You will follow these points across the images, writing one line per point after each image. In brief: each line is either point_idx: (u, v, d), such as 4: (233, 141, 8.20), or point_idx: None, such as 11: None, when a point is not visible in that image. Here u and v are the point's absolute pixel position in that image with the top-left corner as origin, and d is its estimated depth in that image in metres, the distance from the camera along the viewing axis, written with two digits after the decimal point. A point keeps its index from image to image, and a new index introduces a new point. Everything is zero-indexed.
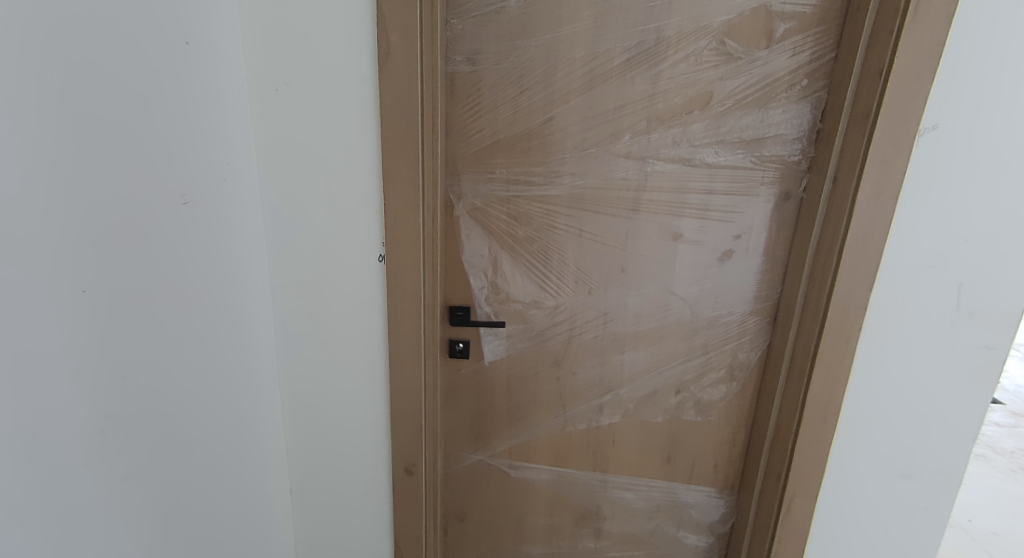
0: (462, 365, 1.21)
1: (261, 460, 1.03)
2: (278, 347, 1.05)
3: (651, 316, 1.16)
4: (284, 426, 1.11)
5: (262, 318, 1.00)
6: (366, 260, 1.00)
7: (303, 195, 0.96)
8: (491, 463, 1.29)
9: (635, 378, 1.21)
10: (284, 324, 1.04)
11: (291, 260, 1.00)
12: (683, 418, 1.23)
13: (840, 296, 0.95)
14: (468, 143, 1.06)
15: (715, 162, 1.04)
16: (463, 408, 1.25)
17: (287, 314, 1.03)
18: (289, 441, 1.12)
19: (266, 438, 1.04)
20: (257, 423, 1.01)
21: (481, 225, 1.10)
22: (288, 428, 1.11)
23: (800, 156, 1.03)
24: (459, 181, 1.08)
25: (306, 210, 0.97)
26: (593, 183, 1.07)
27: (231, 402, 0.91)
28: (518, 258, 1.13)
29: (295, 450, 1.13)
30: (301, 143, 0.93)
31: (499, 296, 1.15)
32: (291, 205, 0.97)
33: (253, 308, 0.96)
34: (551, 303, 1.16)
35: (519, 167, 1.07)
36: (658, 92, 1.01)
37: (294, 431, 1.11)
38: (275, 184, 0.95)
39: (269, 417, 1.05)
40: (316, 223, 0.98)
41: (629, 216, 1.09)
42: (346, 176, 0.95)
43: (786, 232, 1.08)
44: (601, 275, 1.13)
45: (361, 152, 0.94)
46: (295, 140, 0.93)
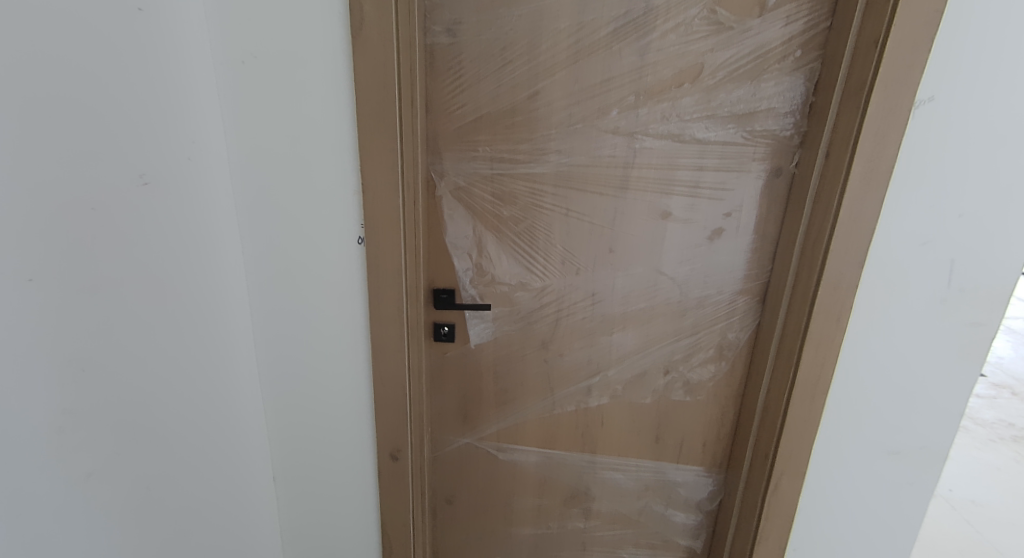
0: (448, 349, 1.19)
1: (241, 450, 1.01)
2: (256, 335, 1.02)
3: (639, 297, 1.14)
4: (266, 415, 1.08)
5: (237, 305, 0.96)
6: (345, 245, 0.96)
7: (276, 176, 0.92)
8: (480, 446, 1.28)
9: (623, 359, 1.20)
10: (261, 311, 1.01)
11: (265, 245, 0.96)
12: (671, 398, 1.23)
13: (832, 276, 0.93)
14: (448, 119, 1.02)
15: (706, 138, 1.01)
16: (450, 392, 1.23)
17: (264, 300, 1.00)
18: (272, 430, 1.10)
19: (246, 428, 1.02)
20: (234, 414, 0.98)
21: (464, 205, 1.07)
22: (271, 416, 1.09)
23: (792, 131, 1.00)
24: (441, 159, 1.04)
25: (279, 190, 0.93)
26: (580, 160, 1.03)
27: (208, 391, 0.89)
28: (504, 239, 1.09)
29: (279, 439, 1.11)
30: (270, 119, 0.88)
31: (484, 278, 1.12)
32: (263, 185, 0.92)
33: (226, 294, 0.93)
34: (538, 285, 1.13)
35: (504, 144, 1.03)
36: (647, 64, 0.97)
37: (278, 420, 1.09)
38: (245, 162, 0.91)
39: (248, 407, 1.02)
40: (290, 206, 0.94)
41: (616, 195, 1.06)
42: (321, 155, 0.91)
43: (777, 209, 1.06)
44: (589, 255, 1.11)
45: (336, 131, 0.89)
46: (263, 117, 0.88)
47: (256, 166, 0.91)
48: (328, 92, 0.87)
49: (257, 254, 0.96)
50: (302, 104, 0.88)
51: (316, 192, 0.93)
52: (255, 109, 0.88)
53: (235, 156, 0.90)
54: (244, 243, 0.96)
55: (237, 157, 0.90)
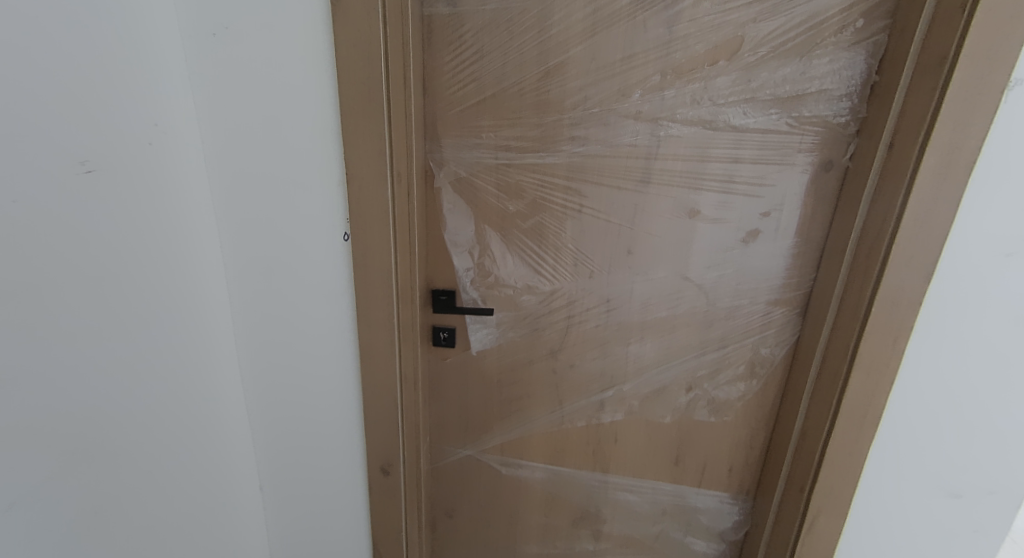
0: (447, 354, 1.09)
1: (222, 459, 0.93)
2: (237, 335, 0.94)
3: (660, 304, 1.02)
4: (250, 420, 1.01)
5: (214, 304, 0.88)
6: (329, 241, 0.87)
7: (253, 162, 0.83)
8: (482, 459, 1.19)
9: (641, 372, 1.08)
10: (242, 309, 0.93)
11: (245, 239, 0.87)
12: (694, 417, 1.10)
13: (890, 291, 0.78)
14: (446, 101, 0.91)
15: (743, 124, 0.87)
16: (450, 401, 1.14)
17: (245, 299, 0.92)
18: (258, 438, 1.02)
19: (227, 435, 0.94)
20: (212, 422, 0.90)
21: (465, 198, 0.96)
22: (256, 422, 1.01)
23: (848, 117, 0.84)
24: (440, 146, 0.93)
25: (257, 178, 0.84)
26: (596, 150, 0.91)
27: (174, 399, 0.81)
28: (509, 236, 0.98)
29: (265, 447, 1.03)
30: (245, 98, 0.79)
31: (487, 280, 1.01)
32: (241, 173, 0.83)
33: (200, 291, 0.85)
34: (546, 288, 1.02)
35: (510, 130, 0.91)
36: (675, 38, 0.83)
37: (263, 427, 1.01)
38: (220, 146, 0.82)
39: (228, 413, 0.95)
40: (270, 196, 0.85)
41: (637, 189, 0.93)
42: (300, 139, 0.81)
43: (825, 209, 0.91)
44: (604, 257, 0.99)
45: (317, 113, 0.80)
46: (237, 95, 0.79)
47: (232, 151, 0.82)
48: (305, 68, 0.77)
49: (235, 248, 0.88)
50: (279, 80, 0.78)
51: (297, 182, 0.84)
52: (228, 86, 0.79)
53: (210, 140, 0.82)
54: (222, 236, 0.87)
55: (213, 141, 0.82)
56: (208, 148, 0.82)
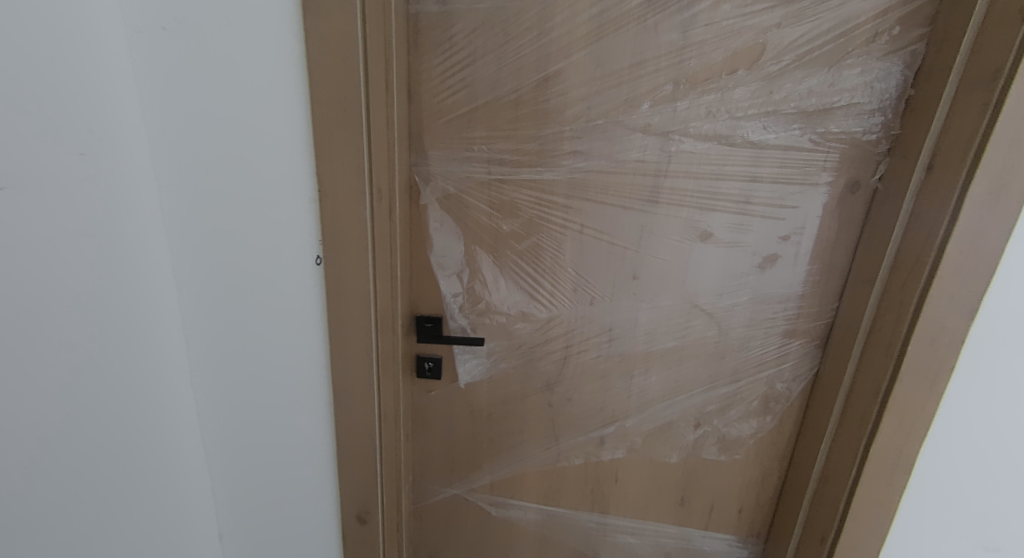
0: (433, 386, 0.99)
1: (180, 536, 0.77)
2: (195, 381, 0.80)
3: (667, 334, 0.93)
4: (213, 478, 0.87)
5: (168, 347, 0.73)
6: (300, 266, 0.77)
7: (214, 178, 0.70)
8: (470, 499, 1.08)
9: (645, 406, 0.99)
10: (201, 351, 0.78)
11: (204, 267, 0.74)
12: (702, 456, 1.01)
13: (929, 329, 0.70)
14: (435, 110, 0.81)
15: (762, 140, 0.79)
16: (435, 436, 1.03)
17: (205, 338, 0.78)
18: (222, 498, 0.88)
19: (185, 506, 0.79)
20: (169, 495, 0.74)
21: (454, 216, 0.86)
22: (219, 479, 0.87)
23: (878, 134, 0.77)
24: (426, 158, 0.84)
25: (218, 196, 0.71)
26: (599, 165, 0.82)
27: (126, 469, 0.65)
28: (502, 260, 0.89)
29: (227, 504, 0.89)
30: (203, 102, 0.67)
31: (477, 307, 0.92)
32: (199, 190, 0.70)
33: (151, 335, 0.69)
34: (542, 316, 0.93)
35: (505, 143, 0.82)
36: (690, 44, 0.75)
37: (225, 482, 0.87)
38: (172, 159, 0.68)
39: (186, 475, 0.79)
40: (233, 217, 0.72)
41: (644, 209, 0.84)
42: (267, 151, 0.70)
43: (850, 233, 0.83)
44: (607, 282, 0.90)
45: (287, 120, 0.70)
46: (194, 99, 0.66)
47: (188, 165, 0.69)
48: (272, 68, 0.67)
49: (195, 281, 0.74)
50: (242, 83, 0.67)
51: (265, 200, 0.72)
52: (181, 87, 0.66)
53: (157, 151, 0.67)
54: (176, 265, 0.73)
55: (166, 156, 0.68)
56: (156, 161, 0.68)
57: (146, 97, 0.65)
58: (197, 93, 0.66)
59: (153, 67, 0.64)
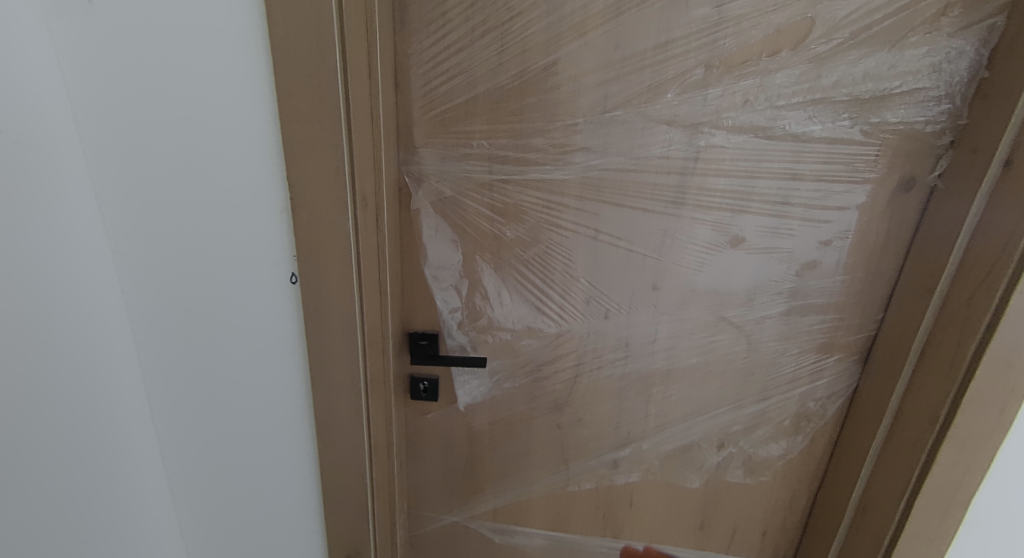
0: (429, 409, 0.89)
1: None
2: (151, 399, 0.71)
3: (690, 349, 0.84)
4: (178, 505, 0.79)
5: (114, 367, 0.64)
6: (273, 284, 0.65)
7: (161, 176, 0.59)
8: (470, 527, 0.99)
9: (663, 426, 0.90)
10: (156, 367, 0.69)
11: (154, 280, 0.64)
12: (726, 479, 0.93)
13: (1001, 350, 0.61)
14: (425, 100, 0.70)
15: (805, 133, 0.69)
16: (431, 462, 0.94)
17: (160, 354, 0.68)
18: (188, 525, 0.81)
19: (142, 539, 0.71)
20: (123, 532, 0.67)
21: (451, 221, 0.75)
22: (184, 507, 0.79)
23: (939, 124, 0.67)
24: (418, 156, 0.72)
25: (167, 198, 0.60)
26: (618, 163, 0.72)
27: (63, 512, 0.58)
28: (505, 270, 0.78)
29: (195, 530, 0.81)
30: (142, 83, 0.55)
31: (478, 323, 0.82)
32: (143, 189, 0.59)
33: (92, 355, 0.60)
34: (551, 331, 0.83)
35: (509, 138, 0.71)
36: (725, 20, 0.64)
37: (191, 507, 0.79)
38: (111, 151, 0.58)
39: (144, 503, 0.72)
40: (186, 223, 0.61)
41: (667, 212, 0.74)
42: (226, 146, 0.58)
43: (900, 237, 0.74)
44: (624, 293, 0.80)
45: (247, 113, 0.57)
46: (132, 79, 0.55)
47: (129, 159, 0.58)
48: (229, 44, 0.54)
49: (145, 296, 0.65)
50: (190, 61, 0.54)
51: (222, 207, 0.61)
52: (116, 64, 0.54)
53: (93, 141, 0.57)
54: (121, 272, 0.63)
55: (100, 153, 0.58)
56: (91, 152, 0.58)
57: (74, 75, 0.54)
58: (135, 71, 0.55)
59: (82, 39, 0.53)
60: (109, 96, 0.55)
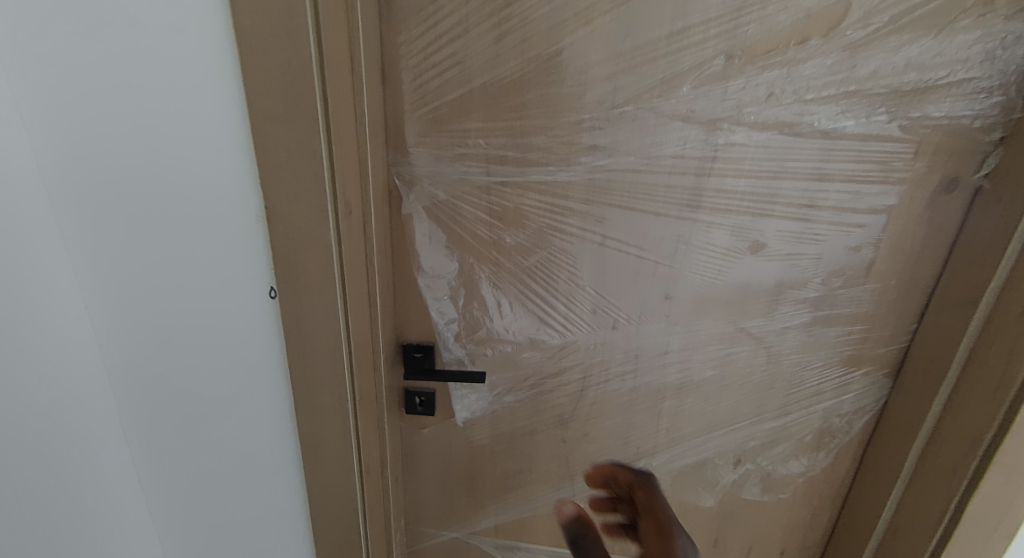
0: (426, 423, 0.84)
1: None
2: (122, 415, 0.66)
3: (704, 361, 0.78)
4: (156, 524, 0.75)
5: (77, 388, 0.59)
6: (249, 299, 0.59)
7: (119, 181, 0.53)
8: (472, 543, 0.95)
9: (675, 441, 0.85)
10: (126, 384, 0.64)
11: (119, 294, 0.59)
12: (742, 497, 0.88)
13: None
14: (415, 96, 0.64)
15: (837, 129, 0.62)
16: (430, 478, 0.89)
17: (130, 370, 0.63)
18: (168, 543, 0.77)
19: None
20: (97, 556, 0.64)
21: (446, 228, 0.70)
22: (163, 526, 0.75)
23: (987, 118, 0.61)
24: (409, 157, 0.66)
25: (128, 205, 0.54)
26: (627, 163, 0.66)
27: (28, 548, 0.54)
28: (505, 279, 0.73)
29: (177, 548, 0.78)
30: (91, 77, 0.48)
31: (476, 335, 0.76)
32: (101, 195, 0.54)
33: (52, 380, 0.55)
34: (554, 343, 0.77)
35: (508, 137, 0.65)
36: (749, 3, 0.57)
37: (170, 525, 0.75)
38: (62, 152, 0.51)
39: (119, 525, 0.67)
40: (150, 232, 0.55)
41: (681, 216, 0.68)
42: (190, 149, 0.52)
43: (938, 242, 0.68)
44: (633, 303, 0.74)
45: (212, 114, 0.50)
46: (79, 72, 0.48)
47: (82, 162, 0.52)
48: (188, 34, 0.47)
49: (109, 310, 0.60)
50: (145, 52, 0.48)
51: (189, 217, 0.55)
52: (60, 54, 0.47)
53: (41, 142, 0.51)
54: (82, 284, 0.58)
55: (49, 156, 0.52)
56: (40, 154, 0.51)
57: (14, 66, 0.48)
58: (81, 64, 0.48)
59: (19, 23, 0.46)
60: (55, 91, 0.49)
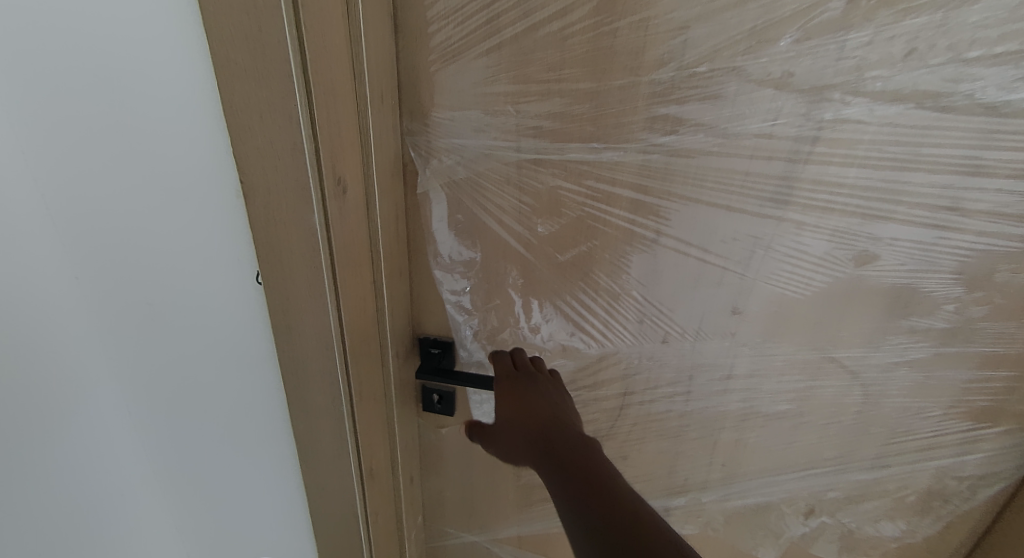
0: (446, 423, 0.76)
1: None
2: (122, 391, 0.65)
3: (778, 392, 0.64)
4: (165, 499, 0.74)
5: (75, 357, 0.58)
6: (236, 282, 0.55)
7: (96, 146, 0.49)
8: (492, 550, 0.88)
9: (733, 480, 0.71)
10: (126, 359, 0.63)
11: (110, 268, 0.56)
12: (812, 550, 0.75)
13: None
14: (439, 50, 0.52)
15: (1008, 102, 0.45)
16: (448, 479, 0.82)
17: (128, 344, 0.61)
18: (178, 518, 0.76)
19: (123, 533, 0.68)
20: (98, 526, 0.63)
21: (469, 210, 0.59)
22: (172, 501, 0.74)
23: None
24: (427, 126, 0.56)
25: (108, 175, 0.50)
26: (695, 142, 0.51)
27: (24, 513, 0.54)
28: (537, 276, 0.62)
29: (186, 524, 0.77)
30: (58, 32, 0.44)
31: (501, 335, 0.66)
32: (80, 163, 0.50)
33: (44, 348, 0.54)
34: (592, 352, 0.66)
35: (545, 104, 0.52)
36: None
37: (178, 501, 0.74)
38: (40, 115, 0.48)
39: (122, 496, 0.66)
40: (130, 202, 0.51)
41: (761, 213, 0.53)
42: (163, 113, 0.47)
43: None
44: (690, 316, 0.60)
45: (183, 75, 0.45)
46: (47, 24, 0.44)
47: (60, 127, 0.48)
48: None
49: (102, 283, 0.57)
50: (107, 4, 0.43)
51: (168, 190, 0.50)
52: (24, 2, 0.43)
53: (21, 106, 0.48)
54: (70, 256, 0.55)
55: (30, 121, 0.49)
56: (19, 114, 0.48)
57: None
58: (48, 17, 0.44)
59: None
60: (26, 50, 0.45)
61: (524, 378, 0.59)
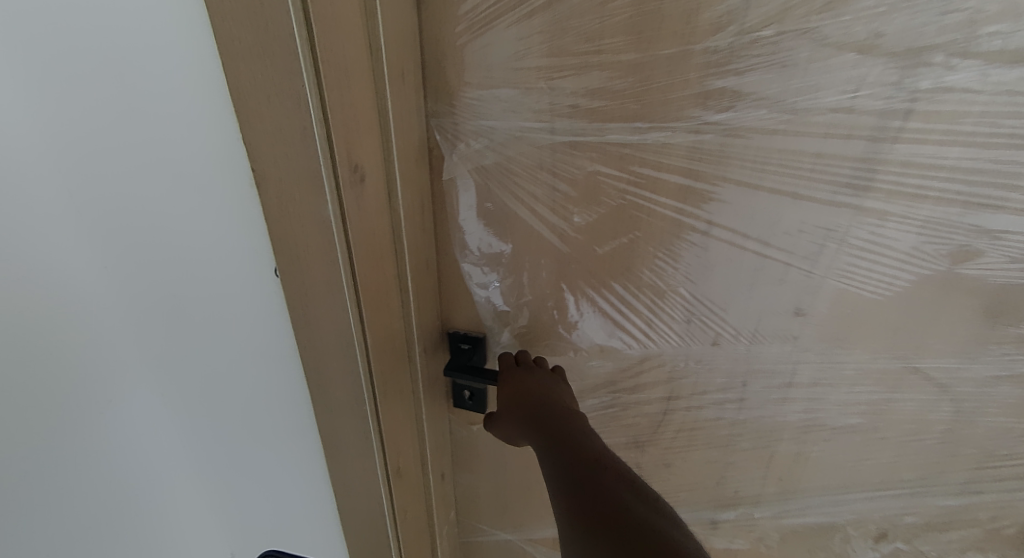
0: (477, 419, 0.73)
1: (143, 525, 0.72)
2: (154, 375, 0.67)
3: (847, 403, 0.56)
4: (193, 471, 0.77)
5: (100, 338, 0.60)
6: (248, 274, 0.54)
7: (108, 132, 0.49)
8: (526, 548, 0.85)
9: (790, 495, 0.65)
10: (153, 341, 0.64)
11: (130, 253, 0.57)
12: None
13: None
14: (467, 20, 0.47)
15: None
16: (480, 476, 0.79)
17: (154, 331, 0.64)
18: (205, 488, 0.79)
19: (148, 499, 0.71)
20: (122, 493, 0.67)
21: (498, 198, 0.55)
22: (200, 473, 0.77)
23: None
24: (453, 107, 0.51)
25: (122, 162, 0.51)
26: (756, 119, 0.44)
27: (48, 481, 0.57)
28: (572, 269, 0.56)
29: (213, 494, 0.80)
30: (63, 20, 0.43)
31: (535, 331, 0.62)
32: (96, 157, 0.51)
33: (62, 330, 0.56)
34: (634, 353, 0.60)
35: (581, 80, 0.46)
36: None
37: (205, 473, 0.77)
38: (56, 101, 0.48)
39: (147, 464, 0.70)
40: (144, 189, 0.52)
41: (834, 201, 0.45)
42: (163, 106, 0.46)
43: None
44: (745, 317, 0.54)
45: (187, 70, 0.43)
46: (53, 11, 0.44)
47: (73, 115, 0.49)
48: None
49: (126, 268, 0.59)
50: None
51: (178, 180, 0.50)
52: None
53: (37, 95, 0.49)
54: (94, 245, 0.57)
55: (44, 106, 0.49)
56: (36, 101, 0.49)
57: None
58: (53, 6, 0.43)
59: None
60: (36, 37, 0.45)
61: (521, 370, 0.58)
